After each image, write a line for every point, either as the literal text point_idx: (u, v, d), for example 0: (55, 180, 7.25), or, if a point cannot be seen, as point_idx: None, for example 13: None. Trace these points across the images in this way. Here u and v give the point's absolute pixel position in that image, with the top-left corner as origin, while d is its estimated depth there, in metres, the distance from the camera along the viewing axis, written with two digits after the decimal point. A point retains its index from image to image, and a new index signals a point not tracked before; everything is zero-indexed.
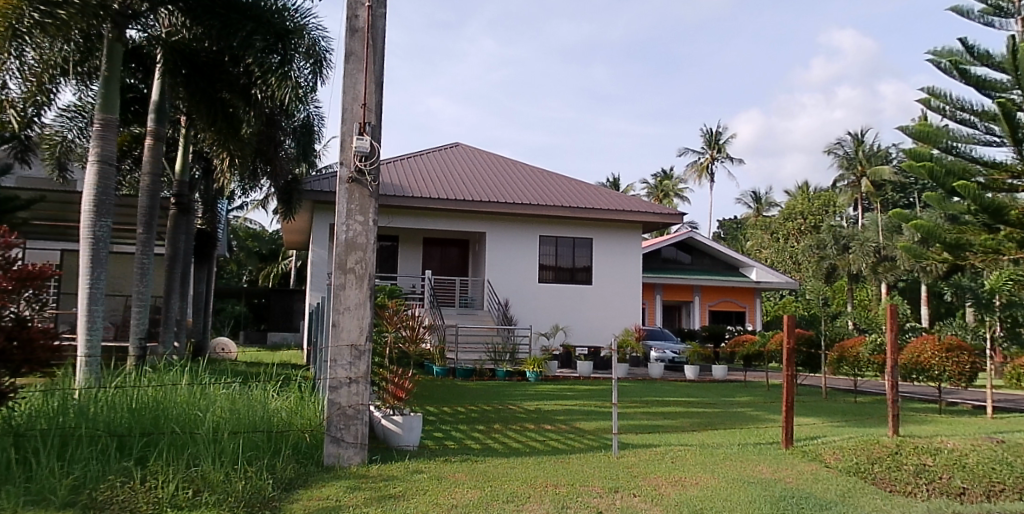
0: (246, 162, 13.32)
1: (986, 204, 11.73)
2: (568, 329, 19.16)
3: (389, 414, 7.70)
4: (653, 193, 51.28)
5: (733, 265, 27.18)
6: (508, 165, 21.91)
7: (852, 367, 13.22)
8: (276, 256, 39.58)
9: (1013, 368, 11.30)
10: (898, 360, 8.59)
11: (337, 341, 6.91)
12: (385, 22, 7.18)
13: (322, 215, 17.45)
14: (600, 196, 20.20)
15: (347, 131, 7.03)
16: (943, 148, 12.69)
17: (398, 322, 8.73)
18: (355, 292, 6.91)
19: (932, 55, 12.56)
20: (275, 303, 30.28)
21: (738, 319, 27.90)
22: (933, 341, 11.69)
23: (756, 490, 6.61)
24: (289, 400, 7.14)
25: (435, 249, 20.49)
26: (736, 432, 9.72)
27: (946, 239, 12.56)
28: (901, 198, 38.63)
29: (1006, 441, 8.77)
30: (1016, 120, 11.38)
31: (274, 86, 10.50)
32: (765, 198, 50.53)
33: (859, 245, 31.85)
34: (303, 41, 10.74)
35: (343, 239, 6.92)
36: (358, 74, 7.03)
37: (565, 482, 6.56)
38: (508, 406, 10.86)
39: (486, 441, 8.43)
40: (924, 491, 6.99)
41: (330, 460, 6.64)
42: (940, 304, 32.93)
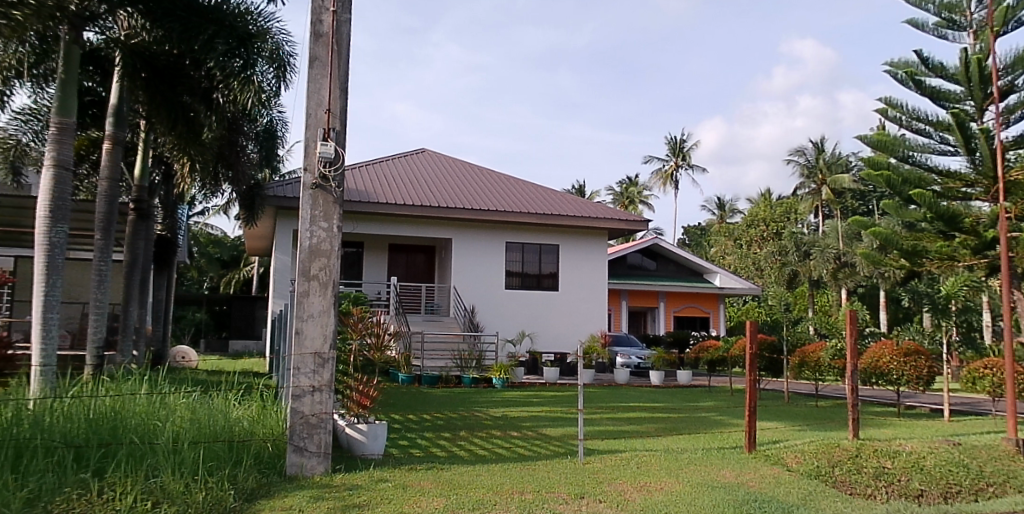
0: (207, 168, 13.07)
1: (941, 212, 12.01)
2: (534, 335, 19.20)
3: (354, 423, 7.62)
4: (618, 200, 51.69)
5: (697, 271, 27.50)
6: (473, 172, 21.84)
7: (813, 371, 13.42)
8: (238, 263, 39.06)
9: (968, 372, 11.58)
10: (857, 365, 8.72)
11: (300, 349, 6.79)
12: (350, 27, 7.13)
13: (286, 221, 17.20)
14: (566, 203, 20.30)
15: (311, 137, 6.94)
16: (900, 157, 12.94)
17: (362, 329, 8.68)
18: (318, 300, 6.81)
19: (890, 66, 12.87)
20: (236, 310, 29.91)
21: (703, 324, 28.25)
22: (891, 346, 11.92)
23: (720, 494, 6.67)
24: (251, 409, 7.01)
25: (400, 256, 20.37)
26: (701, 436, 9.80)
27: (903, 246, 12.90)
28: (860, 205, 39.48)
29: (961, 443, 8.99)
30: (969, 130, 11.62)
31: (237, 91, 10.40)
32: (729, 205, 51.27)
33: (820, 252, 32.47)
34: (267, 45, 10.63)
35: (307, 245, 6.82)
36: (323, 79, 6.96)
37: (531, 489, 6.53)
38: (473, 413, 10.83)
39: (451, 448, 8.38)
40: (883, 493, 7.15)
41: (292, 469, 6.53)
42: (897, 309, 33.74)
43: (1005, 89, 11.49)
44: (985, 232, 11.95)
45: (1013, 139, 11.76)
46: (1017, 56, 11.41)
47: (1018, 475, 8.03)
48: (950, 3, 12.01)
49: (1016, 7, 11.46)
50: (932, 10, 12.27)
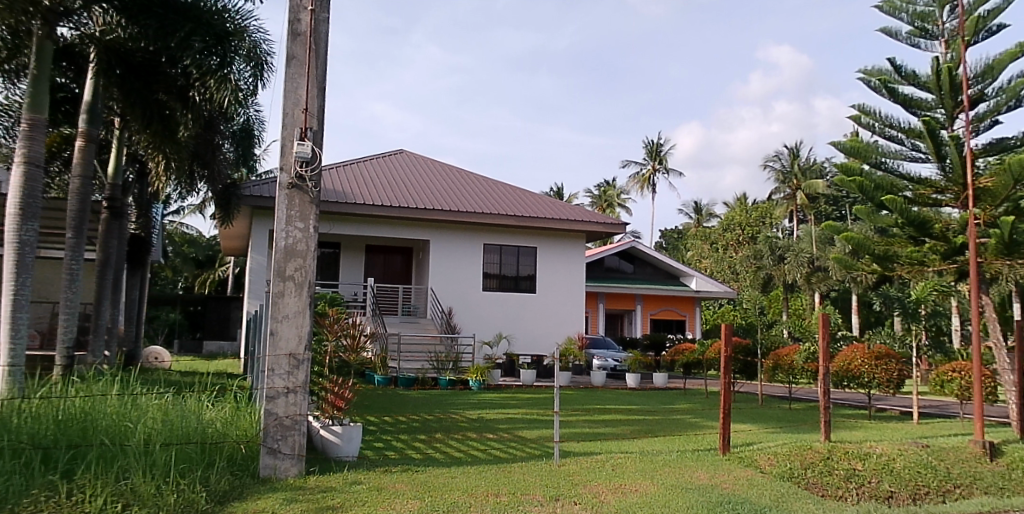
0: (183, 167, 12.94)
1: (912, 217, 12.11)
2: (511, 337, 19.21)
3: (329, 424, 7.56)
4: (596, 203, 51.89)
5: (674, 274, 27.68)
6: (453, 174, 21.80)
7: (787, 374, 13.55)
8: (212, 263, 38.71)
9: (937, 376, 11.75)
10: (829, 368, 8.76)
11: (275, 350, 6.74)
12: (328, 26, 7.10)
13: (262, 220, 17.05)
14: (544, 205, 20.34)
15: (287, 136, 6.91)
16: (873, 163, 13.10)
17: (338, 330, 8.65)
18: (294, 301, 6.77)
19: (864, 73, 13.06)
20: (211, 311, 29.61)
21: (678, 327, 28.43)
22: (863, 349, 12.07)
23: (694, 495, 6.72)
24: (224, 411, 6.94)
25: (378, 257, 20.28)
26: (676, 439, 9.86)
27: (874, 251, 13.04)
28: (834, 210, 39.99)
29: (930, 446, 9.12)
30: (939, 137, 11.73)
31: (213, 89, 10.28)
32: (706, 209, 51.63)
33: (794, 256, 32.76)
34: (244, 43, 10.55)
35: (282, 245, 6.77)
36: (300, 78, 6.92)
37: (506, 491, 6.53)
38: (449, 415, 10.80)
39: (426, 450, 8.37)
40: (854, 495, 7.28)
41: (266, 471, 6.49)
42: (869, 313, 34.19)
43: (975, 97, 11.69)
44: (954, 238, 12.12)
45: (982, 147, 12.01)
46: (987, 65, 11.65)
47: (984, 477, 8.20)
48: (923, 12, 12.20)
49: (987, 17, 11.68)
50: (906, 18, 12.49)
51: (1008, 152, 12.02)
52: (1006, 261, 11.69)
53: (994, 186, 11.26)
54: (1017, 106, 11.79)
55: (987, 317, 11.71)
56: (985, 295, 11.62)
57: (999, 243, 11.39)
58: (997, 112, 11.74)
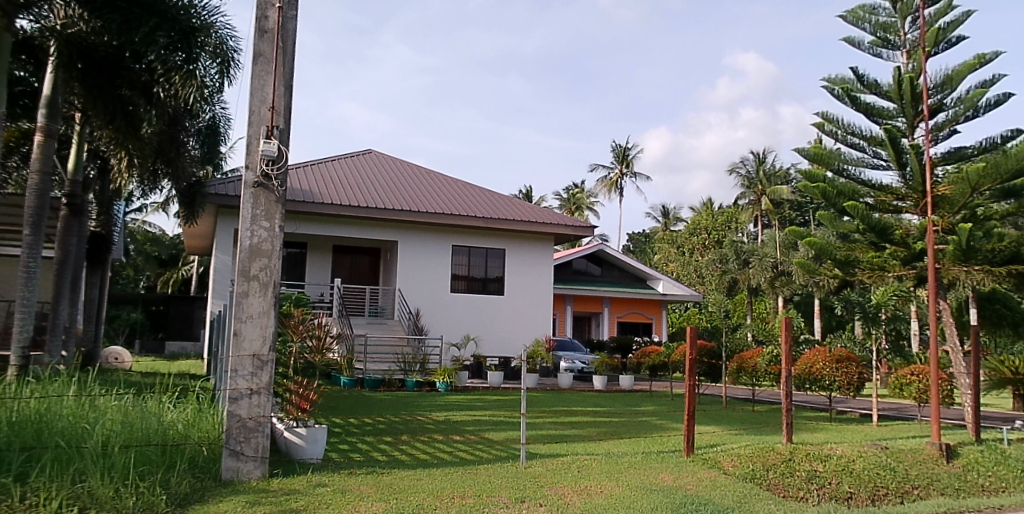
0: (145, 164, 12.73)
1: (873, 223, 12.34)
2: (479, 339, 19.20)
3: (293, 426, 7.46)
4: (565, 205, 52.10)
5: (641, 277, 27.92)
6: (422, 175, 21.73)
7: (750, 377, 13.71)
8: (176, 261, 38.09)
9: (896, 378, 11.98)
10: (791, 371, 8.90)
11: (238, 351, 6.64)
12: (296, 25, 7.04)
13: (227, 220, 16.81)
14: (513, 207, 20.38)
15: (253, 134, 6.82)
16: (835, 171, 13.30)
17: (303, 331, 8.58)
18: (258, 301, 6.68)
19: (827, 82, 13.29)
20: (173, 311, 29.12)
21: (645, 330, 28.63)
22: (824, 352, 12.29)
23: (658, 496, 6.79)
24: (186, 412, 6.83)
25: (345, 257, 20.13)
26: (641, 441, 9.93)
27: (836, 256, 13.32)
28: (797, 216, 40.75)
29: (888, 448, 9.26)
30: (901, 145, 11.91)
31: (178, 85, 10.31)
32: (673, 213, 52.16)
33: (759, 260, 33.25)
34: (210, 40, 10.50)
35: (247, 245, 6.69)
36: (267, 76, 6.85)
37: (472, 493, 6.52)
38: (416, 417, 10.76)
39: (391, 452, 8.32)
40: (814, 496, 7.46)
41: (228, 474, 6.39)
42: (831, 318, 34.84)
43: (935, 107, 11.98)
44: (914, 244, 12.36)
45: (940, 155, 12.30)
46: (946, 76, 11.94)
47: (941, 478, 8.45)
48: (886, 23, 12.46)
49: (946, 29, 11.98)
50: (868, 29, 12.74)
51: (965, 160, 12.33)
52: (962, 267, 11.99)
53: (952, 193, 11.53)
54: (974, 117, 12.11)
55: (943, 322, 12.00)
56: (942, 300, 11.91)
57: (957, 250, 11.69)
58: (955, 122, 12.05)
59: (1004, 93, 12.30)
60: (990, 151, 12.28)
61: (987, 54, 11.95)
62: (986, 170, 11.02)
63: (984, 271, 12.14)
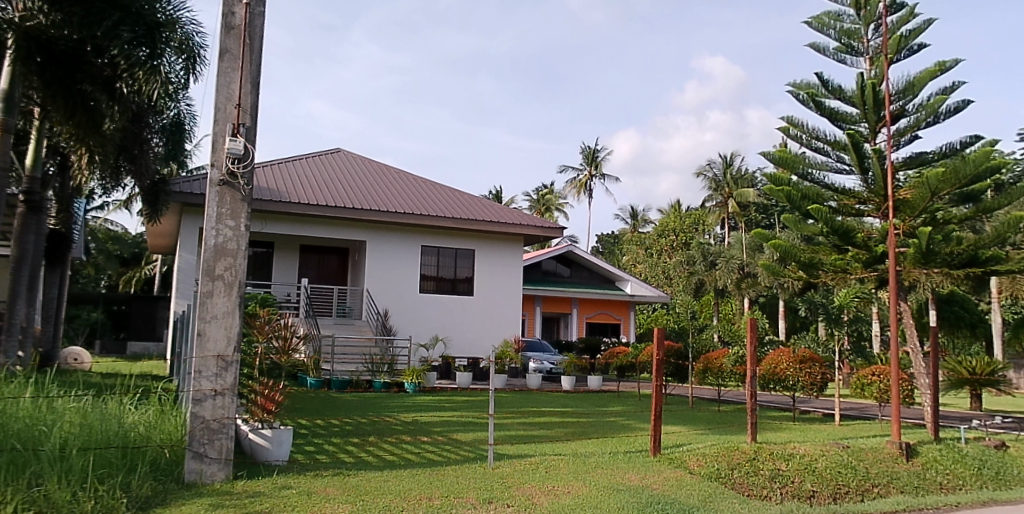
0: (107, 160, 12.44)
1: (837, 226, 12.50)
2: (448, 340, 19.15)
3: (258, 428, 7.37)
4: (535, 207, 52.20)
5: (610, 279, 28.08)
6: (391, 174, 21.60)
7: (716, 377, 13.86)
8: (138, 260, 37.46)
9: (858, 379, 12.19)
10: (757, 371, 9.01)
11: (202, 351, 6.54)
12: (264, 21, 6.95)
13: (192, 219, 16.52)
14: (483, 208, 20.36)
15: (219, 132, 6.73)
16: (800, 174, 13.47)
17: (269, 332, 8.49)
18: (223, 301, 6.59)
19: (794, 86, 13.50)
20: (135, 311, 28.76)
21: (613, 331, 28.77)
22: (789, 353, 12.46)
23: (625, 496, 6.85)
24: (148, 413, 6.70)
25: (312, 257, 19.92)
26: (609, 441, 9.99)
27: (800, 258, 13.49)
28: (763, 218, 41.36)
29: (851, 447, 9.41)
30: (863, 150, 12.15)
31: (141, 81, 10.12)
32: (641, 215, 52.56)
33: (725, 262, 33.65)
34: (175, 35, 10.48)
35: (212, 244, 6.59)
36: (233, 73, 6.75)
37: (439, 494, 6.50)
38: (384, 418, 10.69)
39: (359, 454, 8.24)
40: (778, 495, 7.61)
41: (191, 476, 6.28)
42: (795, 319, 35.38)
43: (897, 112, 12.25)
44: (875, 247, 12.59)
45: (902, 160, 12.56)
46: (908, 82, 12.20)
47: (900, 476, 8.63)
48: (850, 29, 12.71)
49: (908, 37, 12.25)
50: (833, 35, 12.97)
51: (926, 165, 12.60)
52: (923, 270, 12.26)
53: (913, 198, 11.80)
54: (935, 122, 12.40)
55: (904, 323, 12.25)
56: (903, 302, 12.14)
57: (917, 253, 11.89)
58: (917, 127, 12.32)
59: (964, 100, 12.61)
60: (949, 156, 12.57)
61: (948, 61, 12.24)
62: (945, 176, 11.29)
63: (943, 272, 12.56)
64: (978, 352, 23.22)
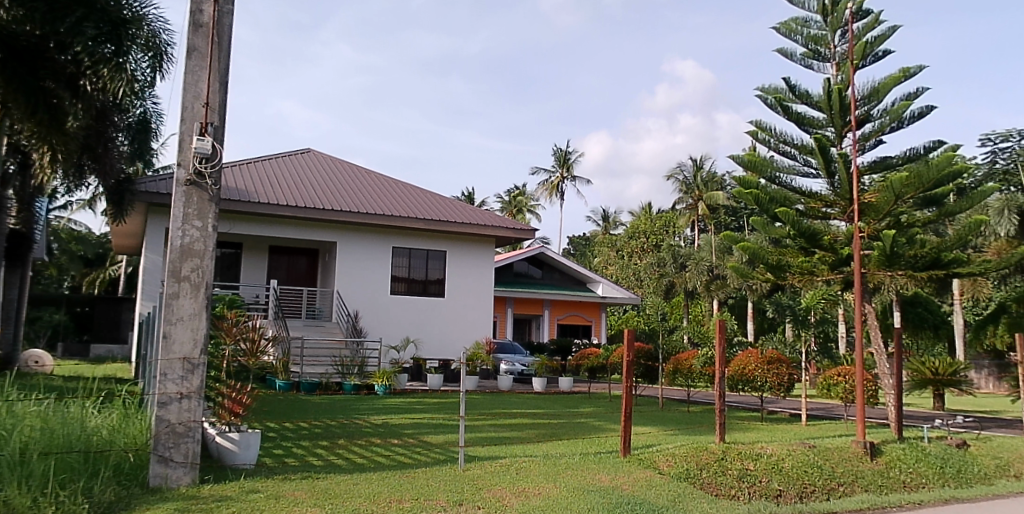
0: (70, 159, 12.23)
1: (803, 229, 12.63)
2: (419, 341, 19.09)
3: (225, 431, 7.28)
4: (506, 208, 52.26)
5: (581, 280, 28.18)
6: (363, 175, 21.47)
7: (686, 378, 13.99)
8: (103, 261, 36.91)
9: (824, 379, 12.39)
10: (725, 372, 9.09)
11: (168, 354, 6.43)
12: (233, 19, 6.87)
13: (159, 219, 16.24)
14: (455, 209, 20.31)
15: (186, 131, 6.63)
16: (768, 178, 13.65)
17: (237, 334, 8.32)
18: (189, 302, 6.49)
19: (762, 91, 13.68)
20: (99, 313, 28.29)
21: (585, 332, 28.89)
22: (756, 354, 12.61)
23: (595, 497, 6.88)
24: (112, 417, 6.57)
25: (282, 258, 19.72)
26: (579, 442, 10.03)
27: (769, 260, 13.56)
28: (731, 221, 41.84)
29: (816, 446, 9.53)
30: (830, 154, 12.32)
31: (106, 78, 9.97)
32: (613, 217, 52.82)
33: (695, 264, 33.95)
34: (142, 32, 10.37)
35: (178, 245, 6.48)
36: (202, 71, 6.66)
37: (409, 497, 6.47)
38: (353, 421, 10.61)
39: (328, 457, 8.17)
40: (746, 494, 7.73)
41: (156, 481, 6.17)
42: (764, 320, 35.83)
43: (863, 117, 12.48)
44: (841, 249, 12.82)
45: (867, 165, 12.82)
46: (873, 88, 12.43)
47: (865, 475, 8.81)
48: (817, 35, 12.90)
49: (873, 43, 12.49)
50: (801, 41, 13.17)
51: (890, 170, 12.87)
52: (887, 272, 12.46)
53: (878, 201, 12.02)
54: (899, 127, 12.65)
55: (868, 325, 12.46)
56: (868, 304, 12.35)
57: (881, 256, 12.07)
58: (881, 132, 12.56)
59: (926, 106, 12.89)
60: (913, 160, 12.82)
61: (911, 67, 12.50)
62: (909, 180, 11.49)
63: (907, 276, 12.71)
64: (941, 353, 23.64)
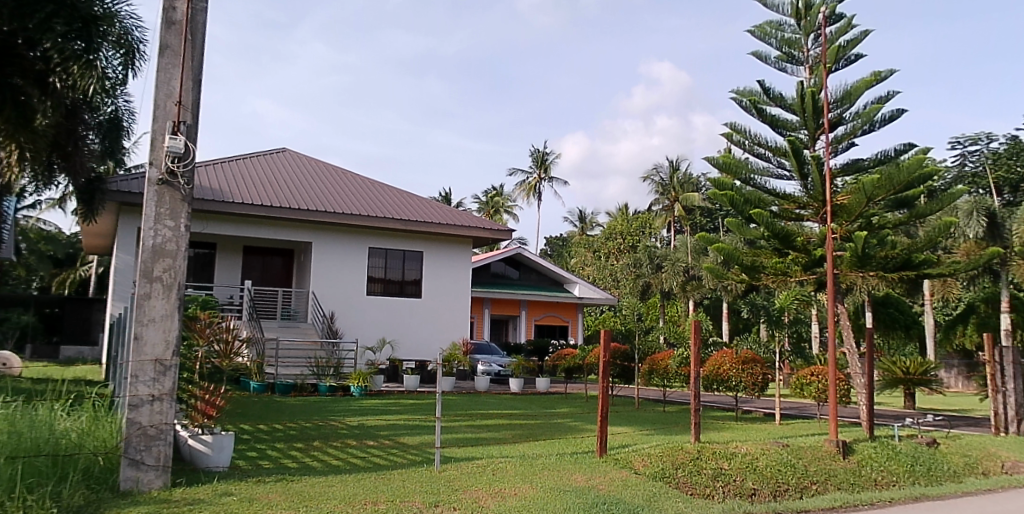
0: (40, 157, 12.04)
1: (778, 230, 12.77)
2: (396, 343, 19.02)
3: (197, 433, 7.19)
4: (484, 209, 52.23)
5: (558, 281, 28.23)
6: (339, 175, 21.34)
7: (661, 378, 14.09)
8: (73, 261, 36.32)
9: (798, 378, 12.54)
10: (701, 372, 9.15)
11: (139, 356, 6.34)
12: (206, 17, 6.81)
13: (131, 218, 15.99)
14: (432, 210, 20.26)
15: (158, 130, 6.55)
16: (743, 180, 13.76)
17: (211, 335, 8.19)
18: (161, 303, 6.40)
19: (737, 93, 13.81)
20: (68, 314, 27.81)
21: (562, 333, 28.96)
22: (731, 354, 12.72)
23: (571, 497, 6.89)
24: (81, 420, 6.46)
25: (256, 258, 19.53)
26: (556, 442, 10.06)
27: (743, 261, 13.72)
28: (707, 222, 42.24)
29: (790, 445, 9.62)
30: (803, 156, 12.46)
31: (76, 75, 9.88)
32: (589, 218, 53.00)
33: (671, 265, 34.13)
34: (114, 29, 10.21)
35: (150, 245, 6.40)
36: (174, 69, 6.57)
37: (385, 499, 6.43)
38: (329, 422, 10.53)
39: (303, 459, 8.11)
40: (720, 493, 7.80)
41: (127, 484, 6.09)
42: (739, 321, 36.16)
43: (835, 120, 12.66)
44: (814, 250, 12.99)
45: (839, 167, 12.99)
46: (846, 91, 12.60)
47: (837, 474, 8.92)
48: (791, 39, 13.07)
49: (846, 47, 12.67)
50: (774, 44, 13.34)
51: (862, 172, 13.05)
52: (859, 273, 12.64)
53: (850, 203, 12.17)
54: (871, 130, 12.84)
55: (841, 325, 12.62)
56: (841, 304, 12.52)
57: (853, 257, 12.26)
58: (853, 135, 12.74)
59: (898, 110, 13.10)
60: (884, 163, 13.01)
61: (883, 72, 12.69)
62: (881, 182, 11.67)
63: (878, 276, 12.93)
64: (912, 352, 24.00)
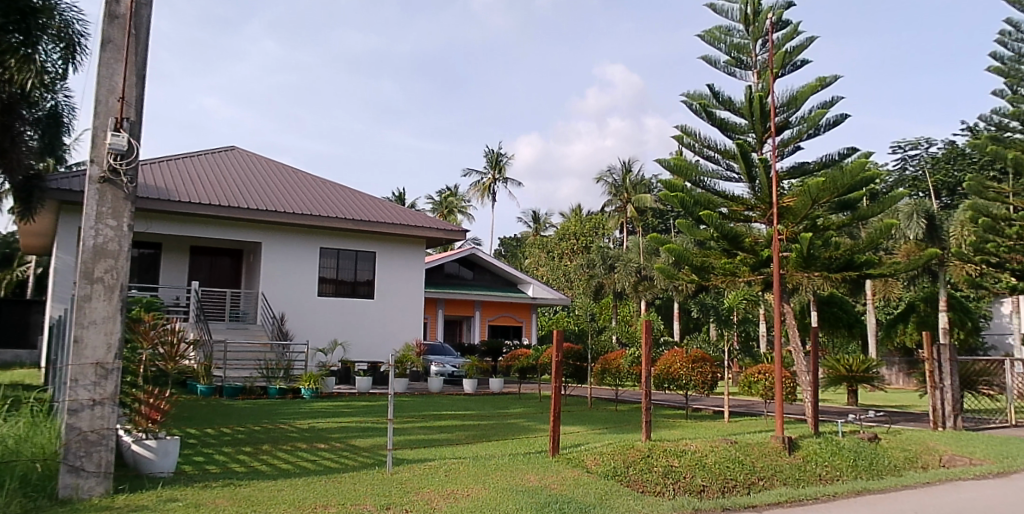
0: None
1: (727, 231, 13.07)
2: (348, 344, 18.83)
3: (141, 438, 6.98)
4: (438, 209, 52.03)
5: (512, 282, 28.26)
6: (291, 175, 21.02)
7: (613, 377, 14.23)
8: (9, 262, 35.06)
9: (745, 376, 12.81)
10: (651, 371, 9.25)
11: (79, 359, 6.13)
12: (150, 11, 6.67)
13: (72, 217, 15.49)
14: (386, 210, 20.11)
15: (100, 126, 6.36)
16: (693, 182, 13.98)
17: (155, 337, 7.92)
18: (102, 305, 6.22)
19: (687, 97, 14.02)
20: (4, 316, 26.88)
21: (516, 333, 29.03)
22: (681, 353, 12.91)
23: (523, 497, 6.91)
24: (17, 427, 6.25)
25: (204, 259, 19.12)
26: (509, 442, 10.09)
27: (693, 261, 14.00)
28: (658, 223, 42.81)
29: (739, 442, 9.80)
30: (750, 159, 12.77)
31: (13, 68, 9.84)
32: (544, 219, 53.19)
33: (624, 265, 34.42)
34: (53, 22, 10.13)
35: (91, 245, 6.21)
36: (117, 64, 6.40)
37: (335, 502, 6.37)
38: (278, 425, 10.36)
39: (251, 463, 7.97)
40: (670, 490, 7.95)
41: (66, 492, 5.88)
42: (689, 320, 36.70)
43: (782, 124, 12.97)
44: (761, 251, 13.29)
45: (786, 170, 13.31)
46: (792, 96, 12.92)
47: (783, 469, 9.14)
48: (739, 44, 13.35)
49: (792, 53, 12.99)
50: (724, 49, 13.58)
51: (807, 175, 13.40)
52: (804, 273, 13.03)
53: (795, 205, 12.50)
54: (816, 134, 13.19)
55: (787, 324, 12.93)
56: (786, 303, 12.84)
57: (799, 257, 12.59)
58: (799, 138, 13.08)
59: (841, 115, 13.48)
60: (829, 166, 13.40)
61: (827, 77, 13.04)
62: (825, 185, 11.99)
63: (822, 275, 13.37)
64: (854, 350, 24.68)
